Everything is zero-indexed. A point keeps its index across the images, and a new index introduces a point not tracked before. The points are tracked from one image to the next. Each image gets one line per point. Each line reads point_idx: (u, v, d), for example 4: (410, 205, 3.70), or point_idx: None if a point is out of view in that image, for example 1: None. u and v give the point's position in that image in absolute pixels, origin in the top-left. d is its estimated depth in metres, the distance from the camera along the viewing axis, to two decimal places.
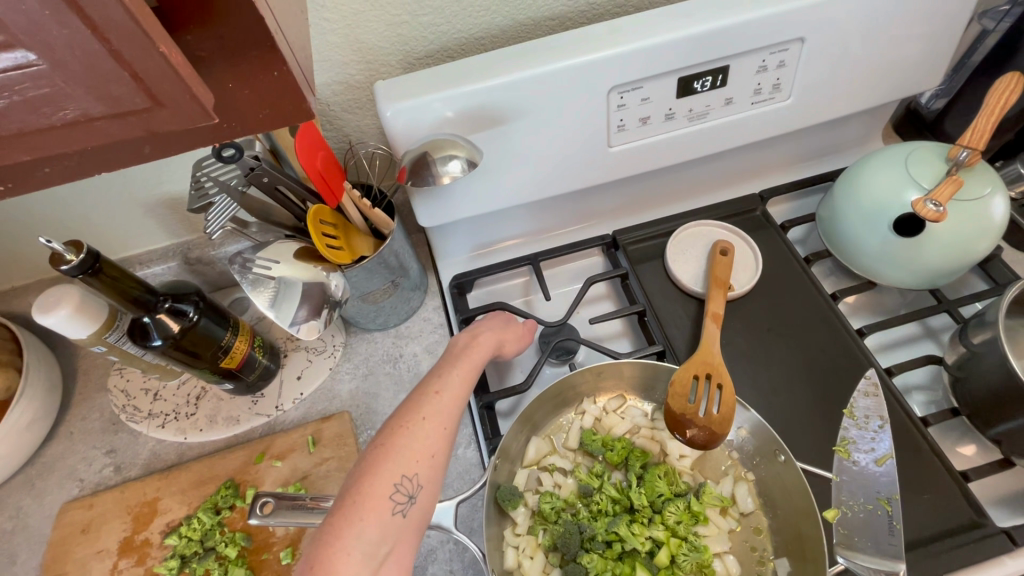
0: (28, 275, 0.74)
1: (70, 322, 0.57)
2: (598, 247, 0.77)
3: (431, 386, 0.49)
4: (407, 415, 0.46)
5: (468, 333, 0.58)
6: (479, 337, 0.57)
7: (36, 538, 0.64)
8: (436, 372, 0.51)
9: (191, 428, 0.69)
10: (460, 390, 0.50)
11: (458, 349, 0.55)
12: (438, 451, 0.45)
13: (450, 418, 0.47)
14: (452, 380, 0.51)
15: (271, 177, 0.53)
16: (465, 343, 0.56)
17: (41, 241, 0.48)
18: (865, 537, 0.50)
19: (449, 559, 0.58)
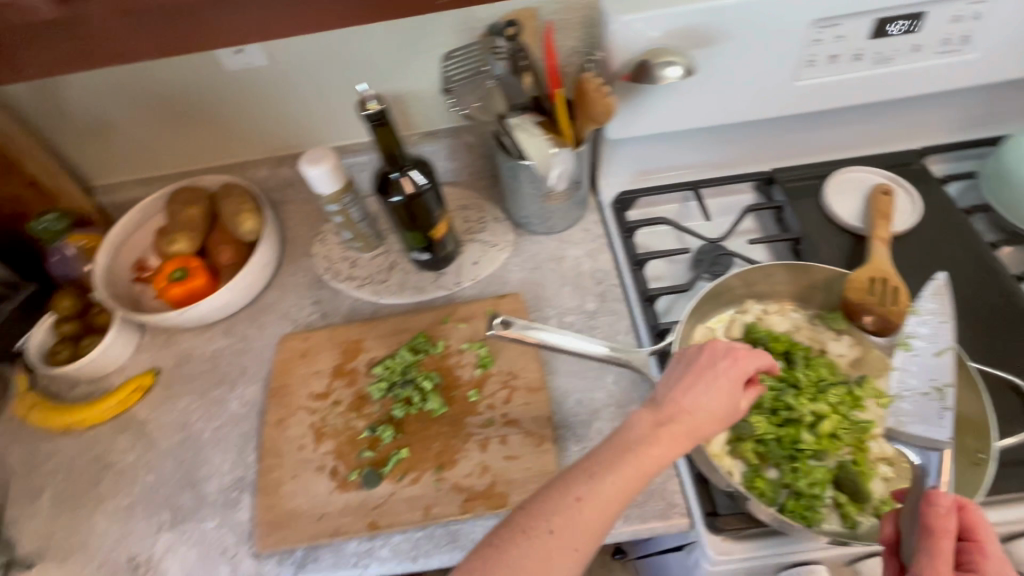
0: (259, 151, 0.87)
1: (327, 177, 0.69)
2: (753, 183, 0.83)
3: (573, 489, 0.46)
4: (534, 517, 0.45)
5: (654, 415, 0.50)
6: (669, 425, 0.49)
7: (261, 358, 0.78)
8: (591, 471, 0.47)
9: (384, 291, 0.81)
10: (610, 504, 0.46)
11: (635, 442, 0.48)
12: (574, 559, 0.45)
13: (586, 538, 0.45)
14: (603, 489, 0.46)
15: (528, 61, 0.65)
16: (646, 430, 0.49)
17: (357, 87, 0.58)
18: (917, 419, 0.53)
19: (612, 417, 0.68)
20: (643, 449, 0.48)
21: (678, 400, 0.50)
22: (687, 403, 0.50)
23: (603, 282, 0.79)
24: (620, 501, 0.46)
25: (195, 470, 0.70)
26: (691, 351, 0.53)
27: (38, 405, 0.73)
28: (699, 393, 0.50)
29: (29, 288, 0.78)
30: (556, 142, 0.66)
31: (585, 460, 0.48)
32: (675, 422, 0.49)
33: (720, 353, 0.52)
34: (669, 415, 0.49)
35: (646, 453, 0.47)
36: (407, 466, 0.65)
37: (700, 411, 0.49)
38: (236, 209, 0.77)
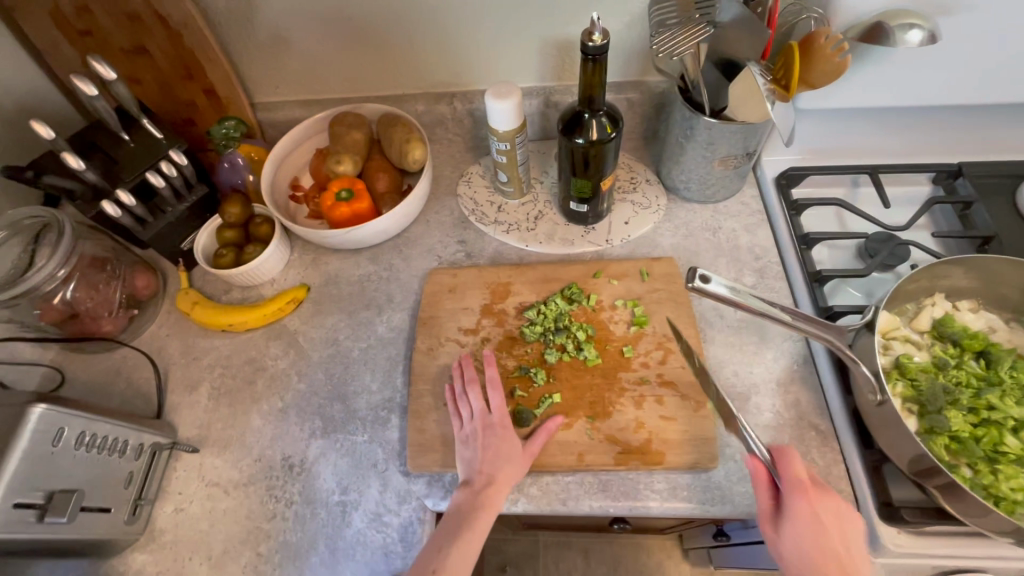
0: (417, 85, 0.86)
1: (509, 111, 0.68)
2: (934, 174, 0.77)
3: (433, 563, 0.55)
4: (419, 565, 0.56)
5: (468, 489, 0.59)
6: (478, 493, 0.58)
7: (408, 289, 0.79)
8: (439, 547, 0.56)
9: (532, 239, 0.81)
10: (459, 566, 0.55)
11: (465, 512, 0.57)
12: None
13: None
14: (448, 559, 0.55)
15: (761, 9, 0.63)
16: (471, 503, 0.58)
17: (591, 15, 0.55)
18: None
19: (772, 395, 0.65)
20: (471, 518, 0.57)
21: (483, 475, 0.59)
22: (495, 471, 0.59)
23: (762, 259, 0.76)
24: (467, 559, 0.55)
25: (345, 385, 0.71)
26: (451, 416, 0.65)
27: (199, 302, 0.76)
28: (484, 463, 0.60)
29: (201, 190, 0.77)
30: (777, 96, 0.59)
31: (434, 540, 0.57)
32: (485, 490, 0.58)
33: (483, 428, 0.62)
34: (485, 497, 0.58)
35: (479, 519, 0.56)
36: (560, 412, 0.65)
37: (504, 478, 0.59)
38: (404, 138, 0.77)
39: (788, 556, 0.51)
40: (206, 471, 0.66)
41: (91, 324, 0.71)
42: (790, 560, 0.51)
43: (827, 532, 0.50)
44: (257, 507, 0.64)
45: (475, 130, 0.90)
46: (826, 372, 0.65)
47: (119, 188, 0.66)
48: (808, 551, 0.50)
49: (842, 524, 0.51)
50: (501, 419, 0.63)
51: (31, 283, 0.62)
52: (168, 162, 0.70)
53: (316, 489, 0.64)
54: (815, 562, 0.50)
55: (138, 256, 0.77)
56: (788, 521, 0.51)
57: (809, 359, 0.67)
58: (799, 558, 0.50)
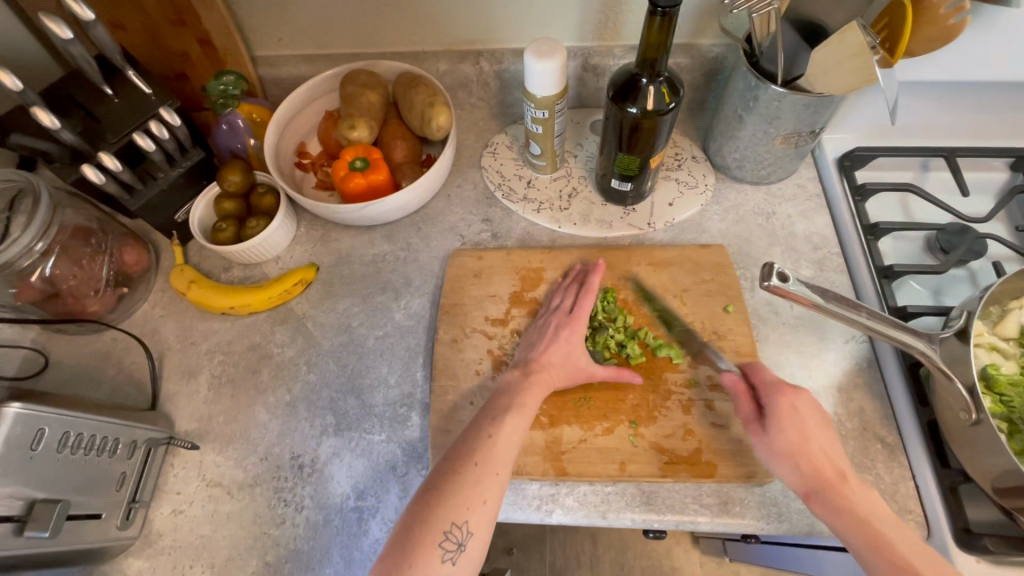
0: (438, 41, 0.77)
1: (553, 75, 0.60)
2: (1014, 159, 0.70)
3: (487, 429, 0.53)
4: (466, 439, 0.53)
5: (522, 370, 0.59)
6: (529, 375, 0.58)
7: (427, 272, 0.71)
8: (491, 416, 0.54)
9: (565, 220, 0.73)
10: (513, 431, 0.53)
11: (515, 390, 0.57)
12: (503, 466, 0.51)
13: (508, 458, 0.52)
14: (503, 423, 0.53)
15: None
16: (519, 383, 0.57)
17: None
18: None
19: (834, 402, 0.59)
20: (519, 395, 0.56)
21: (538, 362, 0.59)
22: (546, 359, 0.59)
23: (821, 249, 0.69)
24: (521, 429, 0.54)
25: (359, 377, 0.65)
26: (542, 306, 0.65)
27: (196, 282, 0.68)
28: (546, 349, 0.60)
29: (197, 154, 0.69)
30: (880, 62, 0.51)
31: (486, 410, 0.56)
32: (535, 372, 0.58)
33: (562, 320, 0.62)
34: (534, 377, 0.58)
35: (526, 396, 0.56)
36: (600, 414, 0.59)
37: (556, 368, 0.59)
38: (428, 101, 0.68)
39: (774, 452, 0.52)
40: (207, 470, 0.60)
41: (75, 304, 0.63)
42: (779, 458, 0.52)
43: (795, 427, 0.53)
44: (264, 511, 0.58)
45: (501, 94, 0.80)
46: (895, 378, 0.59)
47: (103, 151, 0.58)
48: (791, 445, 0.51)
49: (808, 421, 0.53)
50: (577, 316, 0.62)
51: (4, 258, 0.55)
52: (158, 122, 0.61)
53: (329, 493, 0.58)
54: (801, 460, 0.51)
55: (127, 227, 0.69)
56: (770, 420, 0.53)
57: (873, 362, 0.61)
58: (780, 455, 0.52)
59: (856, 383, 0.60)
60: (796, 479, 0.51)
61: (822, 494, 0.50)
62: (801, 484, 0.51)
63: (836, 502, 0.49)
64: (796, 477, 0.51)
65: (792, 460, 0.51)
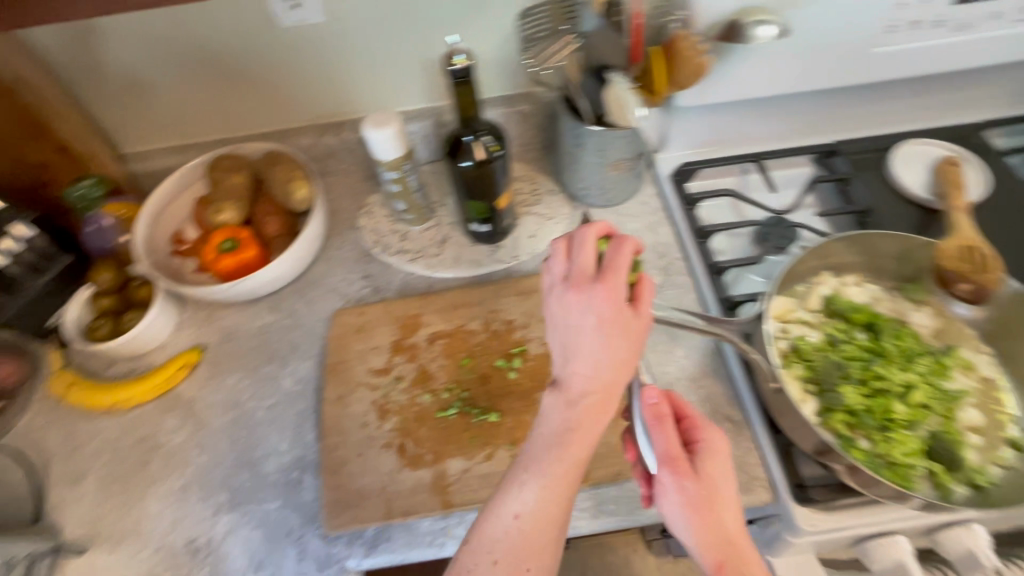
0: (301, 118, 0.83)
1: (392, 140, 0.66)
2: (812, 155, 0.81)
3: (511, 505, 0.46)
4: (494, 520, 0.46)
5: (563, 396, 0.48)
6: (582, 402, 0.48)
7: (313, 334, 0.74)
8: (518, 480, 0.47)
9: (439, 265, 0.78)
10: (546, 511, 0.46)
11: (538, 441, 0.48)
12: (544, 547, 0.45)
13: (542, 540, 0.45)
14: (535, 501, 0.46)
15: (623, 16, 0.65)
16: (564, 416, 0.48)
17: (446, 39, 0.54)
18: None
19: (686, 393, 0.66)
20: (563, 444, 0.47)
21: (579, 384, 0.48)
22: (584, 373, 0.48)
23: (666, 256, 0.77)
24: (558, 500, 0.46)
25: (250, 450, 0.66)
26: (555, 260, 0.52)
27: (75, 383, 0.69)
28: (587, 347, 0.48)
29: (65, 258, 0.71)
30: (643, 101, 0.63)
31: (513, 466, 0.48)
32: (585, 403, 0.48)
33: (576, 294, 0.49)
34: (576, 410, 0.48)
35: (566, 452, 0.47)
36: (481, 442, 0.63)
37: (610, 389, 0.48)
38: (287, 177, 0.73)
39: (693, 505, 0.48)
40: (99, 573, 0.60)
41: None
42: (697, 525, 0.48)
43: (717, 475, 0.50)
44: None
45: (369, 157, 0.86)
46: (733, 362, 0.66)
47: None
48: (709, 492, 0.49)
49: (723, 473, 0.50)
50: (612, 272, 0.49)
51: None
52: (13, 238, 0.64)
53: (226, 570, 0.59)
54: (715, 521, 0.48)
55: None
56: (699, 467, 0.50)
57: (716, 350, 0.69)
58: (701, 508, 0.48)
59: (704, 370, 0.67)
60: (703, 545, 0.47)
61: (731, 561, 0.47)
62: (716, 553, 0.47)
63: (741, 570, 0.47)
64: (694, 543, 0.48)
65: (713, 517, 0.48)
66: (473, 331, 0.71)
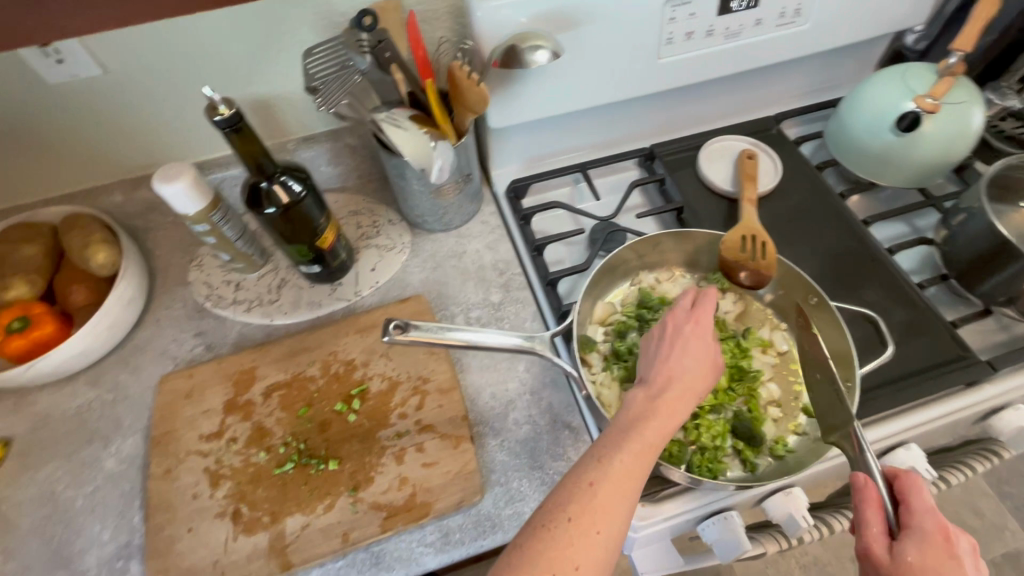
0: (110, 175, 0.78)
1: (187, 193, 0.63)
2: (636, 159, 0.87)
3: (585, 474, 0.44)
4: (572, 489, 0.43)
5: (645, 389, 0.49)
6: (663, 395, 0.48)
7: (138, 406, 0.69)
8: (598, 453, 0.45)
9: (276, 312, 0.75)
10: (630, 484, 0.43)
11: (638, 419, 0.46)
12: (608, 523, 0.42)
13: (616, 512, 0.42)
14: (614, 466, 0.44)
15: (392, 52, 0.62)
16: (644, 405, 0.47)
17: (204, 91, 0.53)
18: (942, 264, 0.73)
19: (527, 406, 0.67)
20: (645, 426, 0.46)
21: (659, 377, 0.49)
22: (668, 366, 0.49)
23: (506, 273, 0.78)
24: (640, 473, 0.44)
25: (67, 545, 0.60)
26: (653, 318, 0.54)
27: None
28: (666, 355, 0.50)
29: None
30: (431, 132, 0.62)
31: (595, 445, 0.46)
32: (666, 392, 0.48)
33: (672, 317, 0.53)
34: (657, 398, 0.48)
35: (647, 429, 0.46)
36: (320, 493, 0.61)
37: (682, 371, 0.49)
38: (83, 241, 0.67)
39: None
40: None
41: None
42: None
43: (926, 562, 0.43)
44: None
45: None
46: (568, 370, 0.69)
47: None
48: None
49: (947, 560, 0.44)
50: (700, 310, 0.53)
51: None
52: None
53: None
54: None
55: None
56: (900, 555, 0.44)
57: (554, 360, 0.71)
58: None
59: (544, 382, 0.69)
60: None
61: None
62: None
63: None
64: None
65: None
66: (312, 377, 0.69)
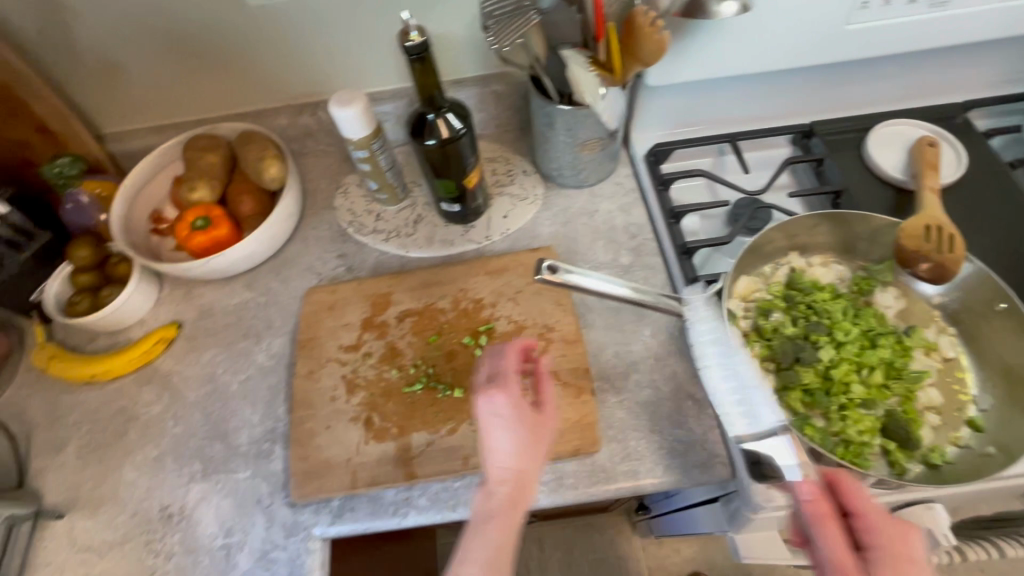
0: (277, 99, 0.83)
1: (357, 119, 0.66)
2: (791, 135, 0.81)
3: (457, 567, 0.51)
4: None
5: (490, 484, 0.55)
6: (499, 492, 0.54)
7: (287, 312, 0.76)
8: (462, 547, 0.53)
9: (412, 245, 0.79)
10: (495, 562, 0.51)
11: (500, 519, 0.54)
12: None
13: None
14: (461, 568, 0.51)
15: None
16: (488, 505, 0.53)
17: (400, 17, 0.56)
18: None
19: (650, 371, 0.67)
20: (488, 530, 0.53)
21: (497, 479, 0.54)
22: (500, 472, 0.55)
23: (638, 237, 0.77)
24: (492, 554, 0.52)
25: (224, 421, 0.68)
26: (482, 374, 0.63)
27: (56, 356, 0.71)
28: (498, 461, 0.56)
29: (45, 237, 0.73)
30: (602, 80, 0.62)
31: (471, 529, 0.54)
32: (498, 489, 0.54)
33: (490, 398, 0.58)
34: (495, 495, 0.53)
35: (488, 530, 0.53)
36: (445, 417, 0.64)
37: (497, 470, 0.55)
38: (259, 155, 0.73)
39: None
40: (77, 536, 0.62)
41: None
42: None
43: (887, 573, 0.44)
44: (135, 565, 0.60)
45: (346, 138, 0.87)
46: None
47: None
48: None
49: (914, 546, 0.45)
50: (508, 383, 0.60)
51: None
52: None
53: (197, 535, 0.61)
54: None
55: None
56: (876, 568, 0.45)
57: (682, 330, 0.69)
58: None
59: (669, 350, 0.68)
60: None
61: None
62: None
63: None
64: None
65: None
66: (443, 309, 0.72)
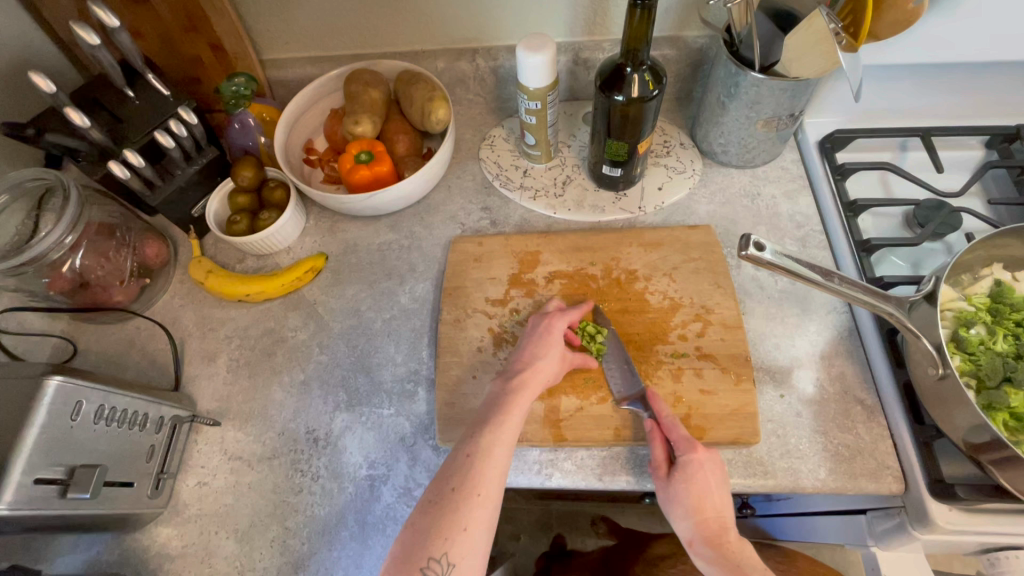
0: (438, 42, 0.80)
1: (543, 69, 0.64)
2: (988, 137, 0.74)
3: (467, 447, 0.53)
4: (471, 482, 0.51)
5: (503, 377, 0.59)
6: (515, 377, 0.58)
7: (431, 258, 0.75)
8: (470, 434, 0.54)
9: (560, 206, 0.77)
10: (498, 446, 0.53)
11: (499, 400, 0.56)
12: (487, 487, 0.51)
13: (491, 480, 0.51)
14: (482, 440, 0.53)
15: None
16: (503, 388, 0.58)
17: None
18: None
19: (815, 367, 0.63)
20: (506, 403, 0.56)
21: (515, 364, 0.60)
22: (528, 358, 0.59)
23: (804, 227, 0.72)
24: (506, 445, 0.53)
25: (369, 356, 0.69)
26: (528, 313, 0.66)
27: (213, 271, 0.72)
28: (529, 351, 0.60)
29: (212, 152, 0.73)
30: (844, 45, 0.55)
31: (468, 429, 0.56)
32: (521, 373, 0.58)
33: (543, 319, 0.63)
34: (518, 380, 0.58)
35: (511, 404, 0.55)
36: (595, 385, 0.62)
37: (541, 366, 0.59)
38: (427, 96, 0.72)
39: (671, 504, 0.55)
40: (228, 445, 0.65)
41: (102, 294, 0.68)
42: (674, 509, 0.55)
43: (693, 488, 0.54)
44: (283, 482, 0.62)
45: (497, 89, 0.84)
46: (874, 345, 0.63)
47: (127, 149, 0.62)
48: (686, 504, 0.54)
49: (714, 483, 0.54)
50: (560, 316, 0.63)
51: (37, 250, 0.59)
52: (177, 121, 0.65)
53: (342, 463, 0.62)
54: (692, 517, 0.54)
55: (147, 223, 0.73)
56: (676, 476, 0.55)
57: (853, 331, 0.65)
58: (674, 506, 0.55)
59: (837, 350, 0.64)
60: (684, 528, 0.55)
61: (703, 545, 0.54)
62: (688, 532, 0.55)
63: (714, 555, 0.54)
64: (685, 528, 0.55)
65: (684, 515, 0.54)
66: (594, 276, 0.70)
